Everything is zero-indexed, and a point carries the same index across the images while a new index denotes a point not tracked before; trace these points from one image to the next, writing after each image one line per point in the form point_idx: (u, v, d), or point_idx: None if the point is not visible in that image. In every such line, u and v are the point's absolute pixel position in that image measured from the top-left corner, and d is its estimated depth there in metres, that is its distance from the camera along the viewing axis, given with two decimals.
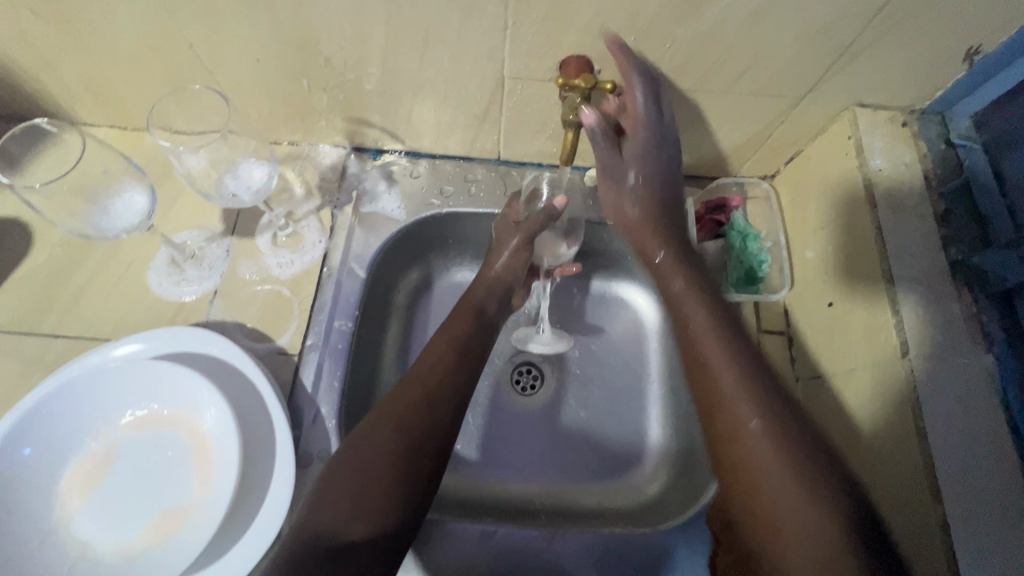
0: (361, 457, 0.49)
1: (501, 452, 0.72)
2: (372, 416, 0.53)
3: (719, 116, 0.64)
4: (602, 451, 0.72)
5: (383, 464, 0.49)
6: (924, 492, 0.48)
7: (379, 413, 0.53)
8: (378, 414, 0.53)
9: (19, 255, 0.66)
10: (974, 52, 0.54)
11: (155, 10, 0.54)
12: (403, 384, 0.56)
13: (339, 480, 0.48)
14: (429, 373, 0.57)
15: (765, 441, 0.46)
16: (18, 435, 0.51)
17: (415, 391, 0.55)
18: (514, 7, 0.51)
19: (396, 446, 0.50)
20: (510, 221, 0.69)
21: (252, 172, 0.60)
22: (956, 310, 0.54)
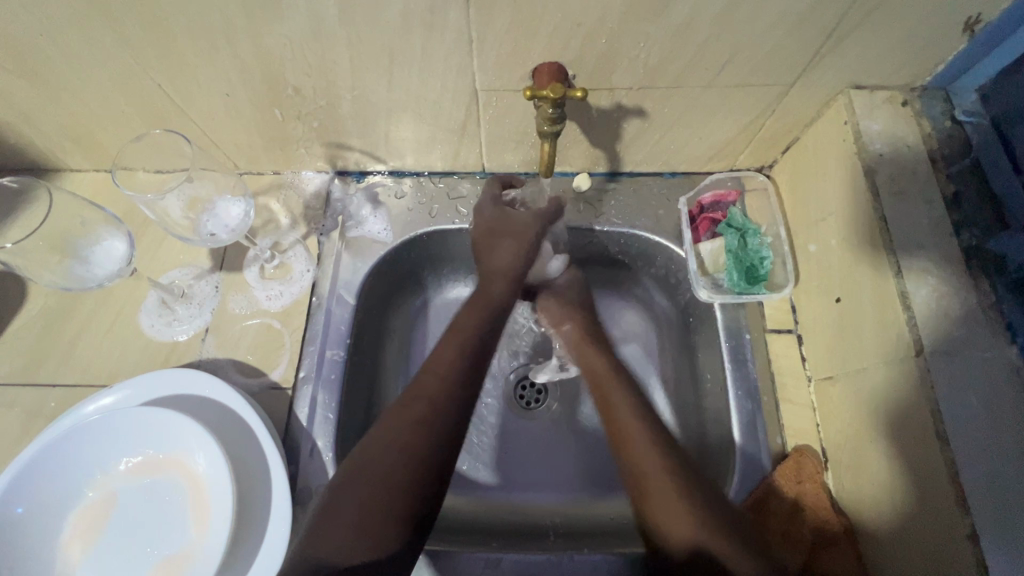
0: (371, 471, 0.47)
1: (508, 470, 0.70)
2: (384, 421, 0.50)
3: (705, 112, 0.61)
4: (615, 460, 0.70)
5: (392, 478, 0.47)
6: (950, 500, 0.45)
7: (380, 434, 0.49)
8: (385, 431, 0.49)
9: (15, 307, 0.66)
10: (974, 22, 0.51)
11: (120, 53, 0.53)
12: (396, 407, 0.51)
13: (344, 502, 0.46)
14: (436, 383, 0.52)
15: (694, 515, 0.47)
16: (12, 491, 0.51)
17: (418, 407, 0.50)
18: (477, 20, 0.49)
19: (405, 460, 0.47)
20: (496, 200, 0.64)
21: (230, 209, 0.60)
22: (973, 300, 0.50)
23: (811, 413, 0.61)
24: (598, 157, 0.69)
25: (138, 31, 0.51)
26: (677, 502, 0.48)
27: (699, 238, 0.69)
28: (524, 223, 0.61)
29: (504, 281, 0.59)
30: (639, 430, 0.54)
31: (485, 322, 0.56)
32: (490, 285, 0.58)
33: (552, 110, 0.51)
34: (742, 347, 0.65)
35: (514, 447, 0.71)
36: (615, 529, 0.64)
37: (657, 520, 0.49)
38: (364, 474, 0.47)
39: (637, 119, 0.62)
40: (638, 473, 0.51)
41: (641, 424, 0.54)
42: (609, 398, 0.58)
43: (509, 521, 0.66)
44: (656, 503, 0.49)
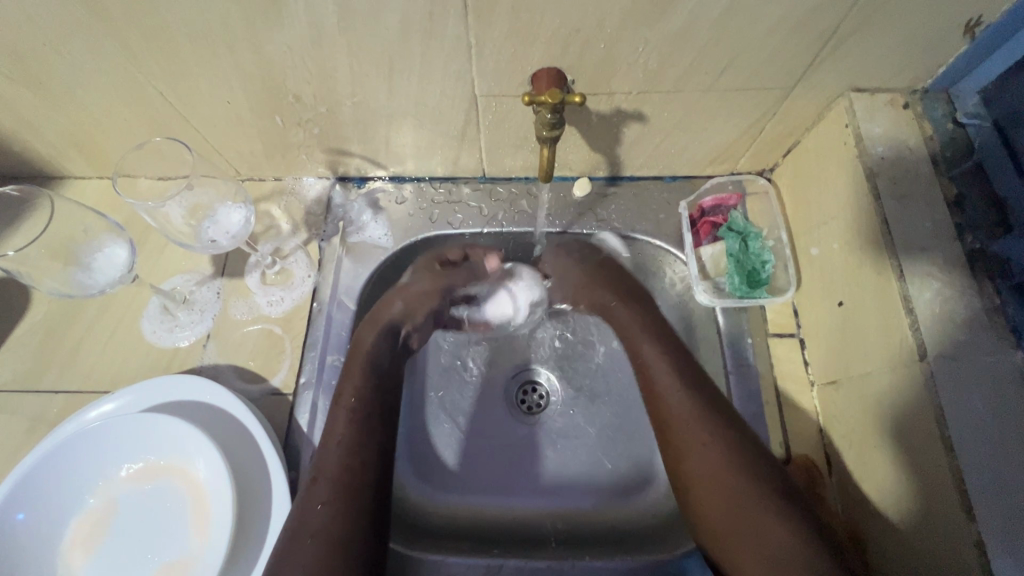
0: (310, 515, 0.49)
1: (490, 476, 0.69)
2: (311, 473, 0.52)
3: (705, 116, 0.61)
4: (604, 470, 0.69)
5: (326, 508, 0.49)
6: (955, 507, 0.44)
7: (325, 446, 0.54)
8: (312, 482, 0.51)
9: (19, 313, 0.67)
10: (975, 24, 0.50)
11: (122, 62, 0.54)
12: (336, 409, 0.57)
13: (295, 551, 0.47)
14: (344, 431, 0.54)
15: (766, 522, 0.47)
16: (15, 497, 0.52)
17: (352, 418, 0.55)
18: (475, 26, 0.50)
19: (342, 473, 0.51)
20: (431, 265, 0.66)
21: (230, 215, 0.60)
22: (978, 304, 0.49)
23: (815, 418, 0.61)
24: (598, 162, 0.69)
25: (139, 40, 0.51)
26: (744, 509, 0.48)
27: (701, 242, 0.69)
28: (419, 289, 0.63)
29: (376, 338, 0.61)
30: (698, 430, 0.52)
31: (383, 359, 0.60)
32: (362, 337, 0.61)
33: (550, 116, 0.51)
34: (744, 352, 0.64)
35: (497, 455, 0.70)
36: (602, 538, 0.65)
37: (721, 525, 0.49)
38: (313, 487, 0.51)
39: (637, 123, 0.62)
40: (695, 476, 0.51)
41: (702, 425, 0.52)
42: (660, 395, 0.55)
43: (491, 529, 0.66)
44: (716, 508, 0.49)
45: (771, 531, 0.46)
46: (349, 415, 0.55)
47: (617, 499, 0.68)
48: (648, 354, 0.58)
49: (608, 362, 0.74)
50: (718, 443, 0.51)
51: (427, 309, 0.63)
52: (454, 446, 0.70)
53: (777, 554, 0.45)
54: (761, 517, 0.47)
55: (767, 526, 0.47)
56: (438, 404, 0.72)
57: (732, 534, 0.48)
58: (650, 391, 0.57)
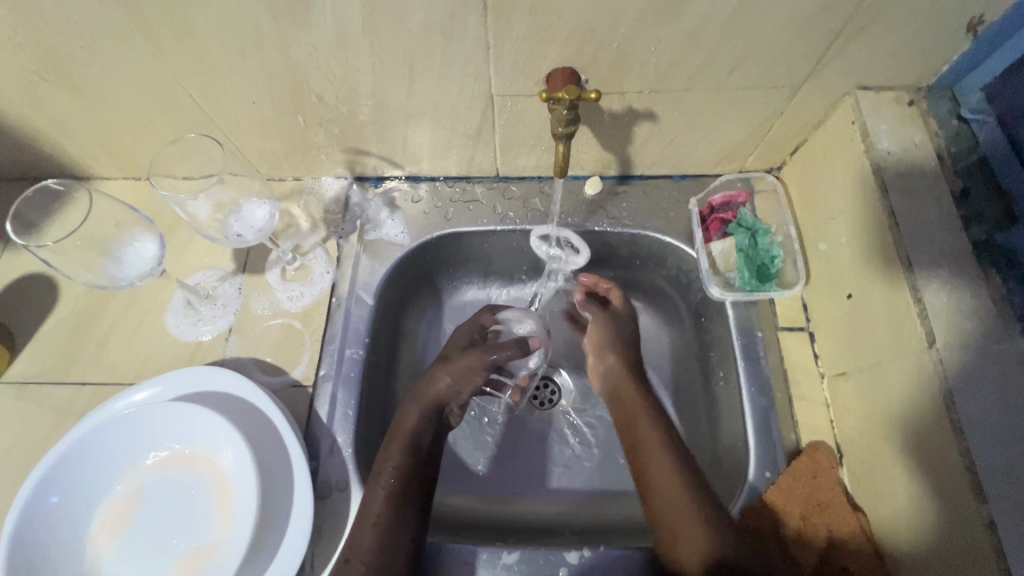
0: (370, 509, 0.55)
1: (497, 467, 0.71)
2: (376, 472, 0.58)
3: (714, 115, 0.63)
4: (610, 466, 0.71)
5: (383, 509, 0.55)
6: (966, 491, 0.45)
7: (361, 519, 0.55)
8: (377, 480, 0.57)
9: (48, 307, 0.69)
10: (977, 23, 0.52)
11: (154, 63, 0.56)
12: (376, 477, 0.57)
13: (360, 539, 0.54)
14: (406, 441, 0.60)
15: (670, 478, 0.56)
16: (47, 482, 0.53)
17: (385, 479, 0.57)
18: (493, 27, 0.52)
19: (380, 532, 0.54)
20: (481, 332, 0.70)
21: (255, 212, 0.62)
22: (985, 294, 0.50)
23: (825, 409, 0.62)
24: (609, 160, 0.71)
25: (172, 42, 0.53)
26: (656, 469, 0.58)
27: (710, 238, 0.70)
28: (463, 367, 0.65)
29: (419, 414, 0.62)
30: (648, 420, 0.61)
31: (423, 426, 0.61)
32: (406, 416, 0.62)
33: (566, 113, 0.53)
34: (754, 345, 0.65)
35: (506, 445, 0.73)
36: (613, 528, 0.65)
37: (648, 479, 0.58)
38: (360, 532, 0.54)
39: (648, 122, 0.64)
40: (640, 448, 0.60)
41: (653, 426, 0.61)
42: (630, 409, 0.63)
43: (496, 516, 0.67)
44: (649, 469, 0.58)
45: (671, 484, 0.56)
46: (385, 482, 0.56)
47: (622, 493, 0.69)
48: (635, 402, 0.64)
49: None
50: (654, 424, 0.61)
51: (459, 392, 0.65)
52: (468, 440, 0.72)
53: (671, 502, 0.55)
54: (664, 477, 0.57)
55: (673, 485, 0.56)
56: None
57: (652, 485, 0.57)
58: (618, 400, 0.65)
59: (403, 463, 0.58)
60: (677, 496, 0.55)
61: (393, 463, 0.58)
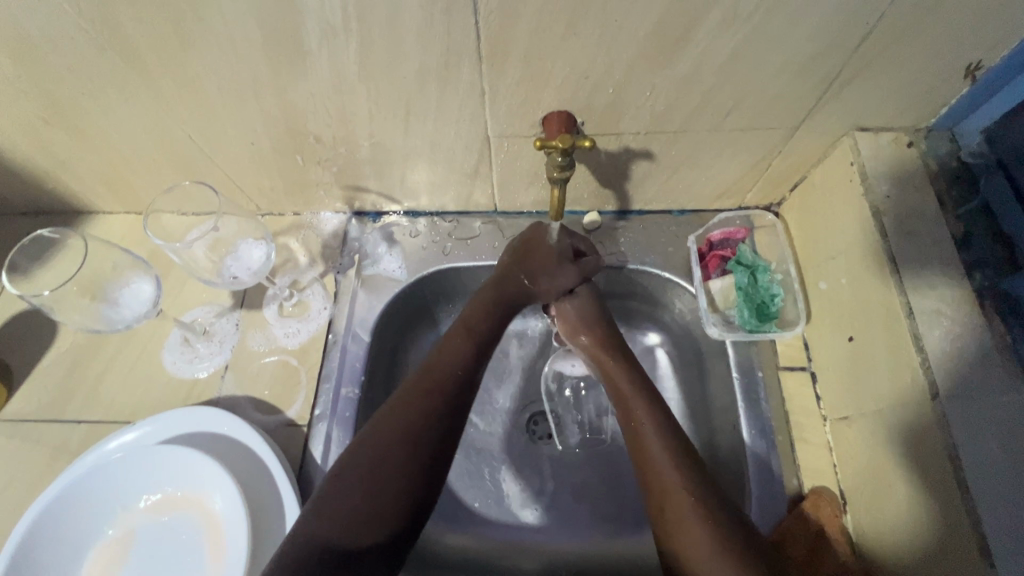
0: (373, 454, 0.49)
1: (496, 505, 0.69)
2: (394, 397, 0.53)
3: (711, 155, 0.63)
4: (609, 506, 0.69)
5: (393, 455, 0.49)
6: (973, 551, 0.44)
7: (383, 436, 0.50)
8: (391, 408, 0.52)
9: (47, 344, 0.69)
10: (975, 68, 0.52)
11: (154, 107, 0.57)
12: (415, 391, 0.52)
13: (346, 485, 0.48)
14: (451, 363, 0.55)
15: (696, 527, 0.47)
16: (36, 528, 0.53)
17: (434, 401, 0.52)
18: (488, 73, 0.52)
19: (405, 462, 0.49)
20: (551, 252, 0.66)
21: (252, 252, 0.63)
22: (989, 342, 0.49)
23: (828, 453, 0.60)
24: (607, 197, 0.71)
25: (172, 88, 0.54)
26: (685, 520, 0.48)
27: (709, 275, 0.69)
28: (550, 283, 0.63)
29: (468, 349, 0.57)
30: (663, 454, 0.52)
31: (469, 356, 0.56)
32: (451, 342, 0.57)
33: (560, 158, 0.53)
34: (755, 386, 0.64)
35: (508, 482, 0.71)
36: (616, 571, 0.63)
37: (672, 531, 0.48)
38: (373, 460, 0.49)
39: (645, 160, 0.64)
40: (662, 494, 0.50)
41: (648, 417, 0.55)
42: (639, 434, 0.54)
43: (493, 558, 0.65)
44: (671, 521, 0.49)
45: (699, 538, 0.47)
46: (425, 406, 0.52)
47: (620, 535, 0.67)
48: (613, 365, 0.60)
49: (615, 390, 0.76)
50: (672, 455, 0.52)
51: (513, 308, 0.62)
52: (466, 477, 0.71)
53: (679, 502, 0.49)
54: (697, 531, 0.47)
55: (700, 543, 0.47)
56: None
57: (677, 541, 0.48)
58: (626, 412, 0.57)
59: (448, 385, 0.53)
60: (704, 549, 0.46)
61: (444, 384, 0.53)
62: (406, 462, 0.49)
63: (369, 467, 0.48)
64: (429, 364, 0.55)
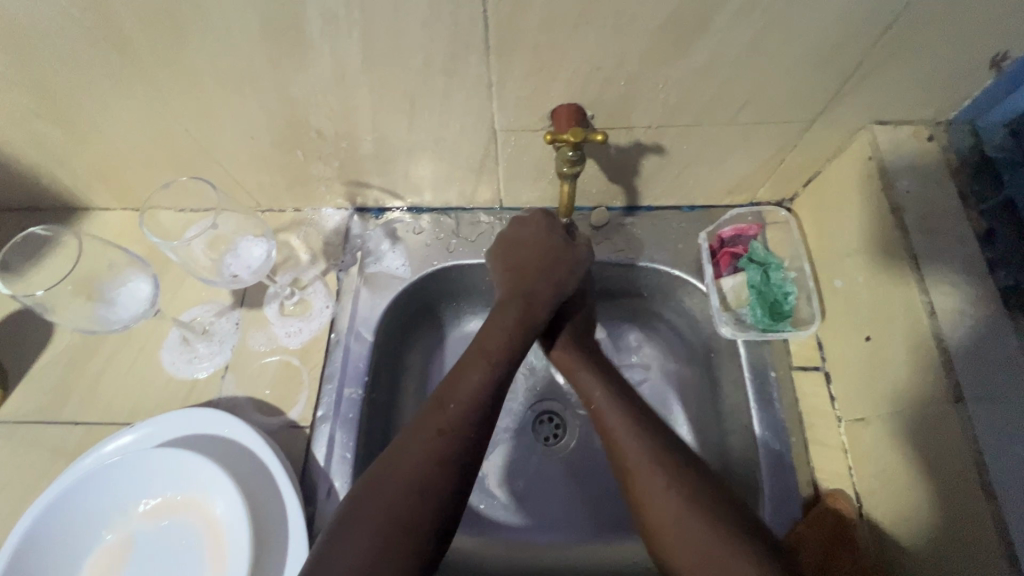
0: (390, 498, 0.46)
1: (500, 506, 0.68)
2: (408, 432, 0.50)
3: (724, 149, 0.61)
4: (614, 506, 0.68)
5: (412, 498, 0.46)
6: (999, 559, 0.42)
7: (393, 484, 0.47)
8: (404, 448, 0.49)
9: (43, 343, 0.68)
10: (1001, 58, 0.50)
11: (151, 101, 0.55)
12: (430, 435, 0.49)
13: (362, 530, 0.45)
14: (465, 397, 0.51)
15: (657, 489, 0.49)
16: (30, 535, 0.51)
17: (446, 443, 0.49)
18: (497, 65, 0.50)
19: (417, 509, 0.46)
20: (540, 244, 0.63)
21: (252, 250, 0.61)
22: (1014, 343, 0.48)
23: (843, 455, 0.59)
24: (616, 192, 0.69)
25: (168, 81, 0.52)
26: (650, 483, 0.49)
27: (721, 273, 0.68)
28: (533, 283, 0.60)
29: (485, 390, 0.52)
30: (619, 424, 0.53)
31: (488, 394, 0.52)
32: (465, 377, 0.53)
33: (571, 153, 0.51)
34: (768, 386, 0.63)
35: (513, 482, 0.70)
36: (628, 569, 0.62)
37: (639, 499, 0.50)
38: (375, 497, 0.46)
39: (655, 155, 0.62)
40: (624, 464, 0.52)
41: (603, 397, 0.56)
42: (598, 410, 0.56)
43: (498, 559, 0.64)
44: (637, 488, 0.50)
45: (661, 499, 0.48)
46: (435, 451, 0.48)
47: (625, 536, 0.66)
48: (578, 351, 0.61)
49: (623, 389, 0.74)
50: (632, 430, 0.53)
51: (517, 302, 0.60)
52: None
53: (643, 480, 0.50)
54: (660, 494, 0.48)
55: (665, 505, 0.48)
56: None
57: (645, 508, 0.49)
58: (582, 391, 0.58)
59: (461, 429, 0.50)
60: (671, 512, 0.47)
61: (457, 423, 0.50)
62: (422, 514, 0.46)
63: (384, 511, 0.46)
64: (442, 398, 0.52)
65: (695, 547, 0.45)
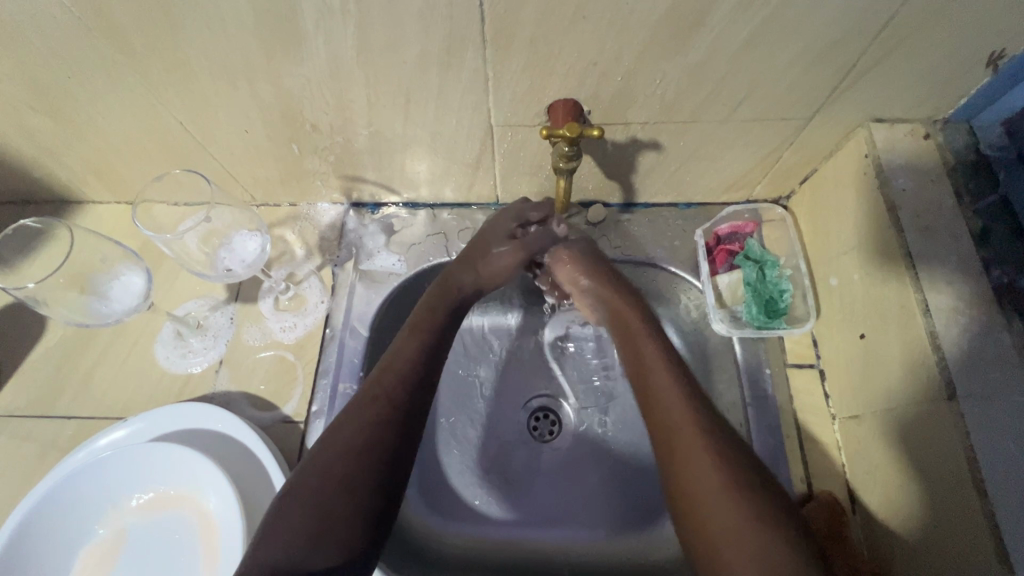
0: (324, 458, 0.47)
1: (494, 501, 0.68)
2: (357, 398, 0.51)
3: (721, 147, 0.61)
4: (607, 498, 0.68)
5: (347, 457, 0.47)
6: (991, 557, 0.42)
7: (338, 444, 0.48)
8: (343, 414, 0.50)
9: (35, 337, 0.67)
10: (998, 57, 0.50)
11: (144, 93, 0.55)
12: (364, 399, 0.51)
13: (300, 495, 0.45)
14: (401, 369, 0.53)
15: (703, 458, 0.46)
16: (22, 530, 0.51)
17: (380, 407, 0.50)
18: (493, 60, 0.50)
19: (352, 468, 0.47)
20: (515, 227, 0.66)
21: (246, 243, 0.61)
22: (1008, 341, 0.48)
23: (837, 453, 0.59)
24: (613, 189, 0.69)
25: (161, 72, 0.52)
26: (694, 451, 0.47)
27: (717, 271, 0.68)
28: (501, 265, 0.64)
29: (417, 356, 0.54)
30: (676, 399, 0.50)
31: (421, 358, 0.54)
32: (404, 346, 0.55)
33: (567, 148, 0.51)
34: (763, 383, 0.63)
35: (507, 477, 0.70)
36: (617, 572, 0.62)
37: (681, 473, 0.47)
38: (320, 466, 0.47)
39: (652, 152, 0.62)
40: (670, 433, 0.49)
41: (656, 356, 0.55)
42: (649, 384, 0.53)
43: (493, 556, 0.64)
44: (679, 457, 0.48)
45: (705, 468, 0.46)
46: (375, 412, 0.50)
47: (619, 535, 0.66)
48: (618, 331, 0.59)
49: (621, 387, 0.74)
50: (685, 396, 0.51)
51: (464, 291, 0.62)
52: (466, 474, 0.69)
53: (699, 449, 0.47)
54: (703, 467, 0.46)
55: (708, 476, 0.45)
56: (455, 428, 0.71)
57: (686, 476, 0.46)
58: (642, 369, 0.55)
59: (395, 394, 0.51)
60: (714, 484, 0.45)
61: (391, 390, 0.51)
62: (356, 470, 0.47)
63: (324, 475, 0.46)
64: (384, 365, 0.54)
65: (732, 518, 0.43)
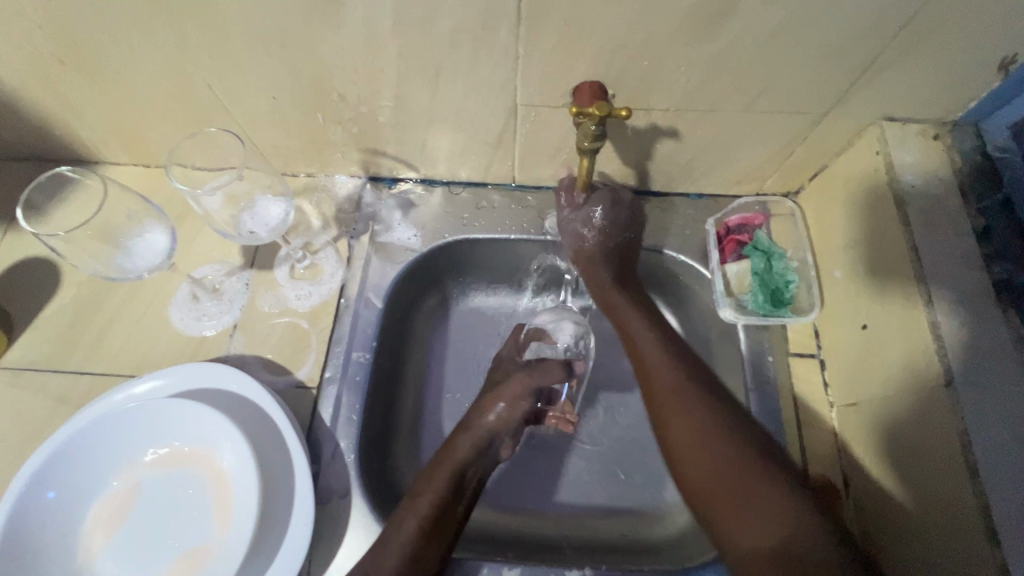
0: (405, 518, 0.54)
1: (501, 479, 0.69)
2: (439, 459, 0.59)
3: (738, 138, 0.63)
4: (625, 473, 0.70)
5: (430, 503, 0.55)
6: (980, 535, 0.45)
7: (394, 531, 0.53)
8: (421, 483, 0.57)
9: (49, 293, 0.68)
10: (1009, 61, 0.52)
11: (175, 53, 0.55)
12: (436, 461, 0.59)
13: (391, 540, 0.52)
14: (466, 446, 0.59)
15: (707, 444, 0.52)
16: (38, 478, 0.52)
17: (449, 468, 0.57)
18: (525, 37, 0.51)
19: (421, 524, 0.53)
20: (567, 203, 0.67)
21: (270, 208, 0.61)
22: (1004, 334, 0.50)
23: (833, 439, 0.61)
24: (628, 175, 0.70)
25: (196, 34, 0.52)
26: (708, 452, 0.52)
27: (725, 259, 0.70)
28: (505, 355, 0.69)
29: (473, 443, 0.59)
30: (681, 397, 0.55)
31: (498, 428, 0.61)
32: (456, 446, 0.59)
33: (594, 128, 0.52)
34: (764, 370, 0.65)
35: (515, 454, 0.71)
36: (613, 548, 0.64)
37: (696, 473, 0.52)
38: (401, 518, 0.54)
39: (670, 139, 0.63)
40: (661, 411, 0.56)
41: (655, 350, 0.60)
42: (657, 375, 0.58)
43: (503, 530, 0.66)
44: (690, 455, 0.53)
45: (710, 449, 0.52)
46: (420, 507, 0.54)
47: (619, 513, 0.68)
48: (624, 307, 0.64)
49: (626, 373, 0.75)
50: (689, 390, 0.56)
51: (512, 419, 0.61)
52: None
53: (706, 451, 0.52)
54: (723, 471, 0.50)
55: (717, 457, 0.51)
56: (461, 403, 0.73)
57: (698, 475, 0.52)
58: (640, 358, 0.60)
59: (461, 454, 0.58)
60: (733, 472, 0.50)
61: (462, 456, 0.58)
62: (418, 535, 0.53)
63: (411, 524, 0.53)
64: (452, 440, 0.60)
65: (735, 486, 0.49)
